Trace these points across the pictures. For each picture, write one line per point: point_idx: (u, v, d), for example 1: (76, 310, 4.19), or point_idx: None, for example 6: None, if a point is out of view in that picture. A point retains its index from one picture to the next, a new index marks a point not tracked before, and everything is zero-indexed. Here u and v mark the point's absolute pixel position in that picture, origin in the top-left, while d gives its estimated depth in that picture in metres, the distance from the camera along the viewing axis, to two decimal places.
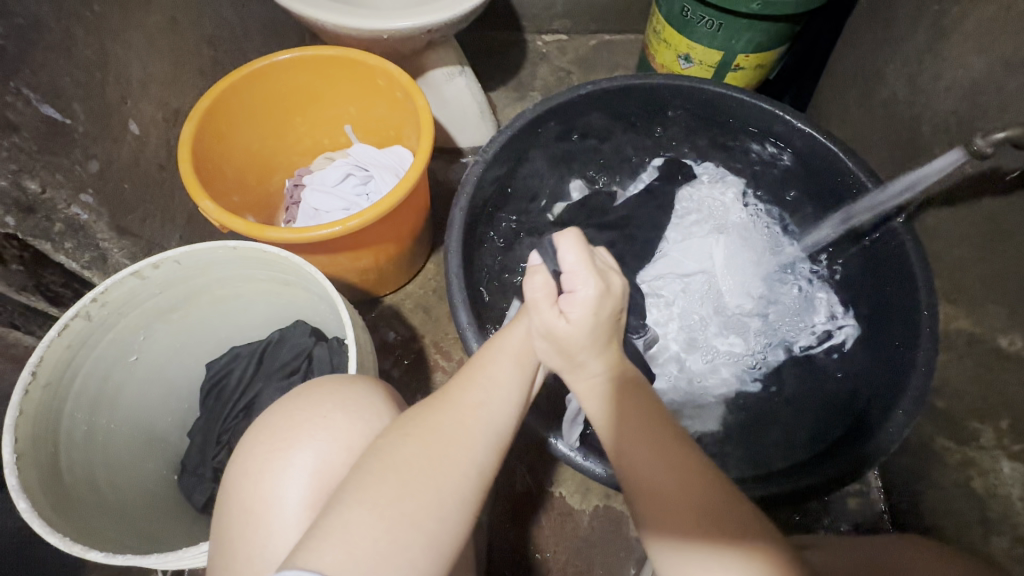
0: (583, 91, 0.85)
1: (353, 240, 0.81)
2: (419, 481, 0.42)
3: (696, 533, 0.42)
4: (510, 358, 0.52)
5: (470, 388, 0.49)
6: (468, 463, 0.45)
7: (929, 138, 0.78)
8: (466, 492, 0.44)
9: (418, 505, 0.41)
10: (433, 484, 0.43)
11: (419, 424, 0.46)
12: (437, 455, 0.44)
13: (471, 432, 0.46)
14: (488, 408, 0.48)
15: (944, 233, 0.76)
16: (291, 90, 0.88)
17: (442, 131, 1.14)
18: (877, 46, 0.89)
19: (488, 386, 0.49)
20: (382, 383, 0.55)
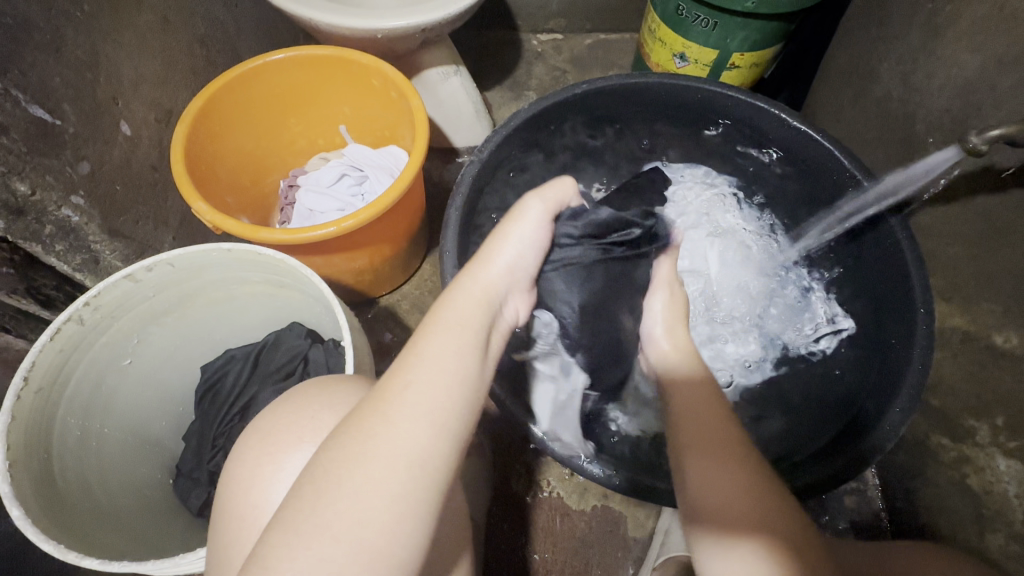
0: (578, 90, 0.85)
1: (348, 241, 0.80)
2: (350, 490, 0.37)
3: (737, 525, 0.48)
4: (444, 329, 0.45)
5: (404, 375, 0.42)
6: (405, 462, 0.38)
7: (924, 136, 0.79)
8: (410, 493, 0.38)
9: (355, 516, 0.36)
10: (370, 491, 0.37)
11: (350, 427, 0.40)
12: (367, 459, 0.38)
13: (404, 424, 0.40)
14: (421, 393, 0.41)
15: (939, 232, 0.77)
16: (284, 90, 0.88)
17: (437, 130, 1.13)
18: (871, 45, 0.89)
19: (418, 367, 0.42)
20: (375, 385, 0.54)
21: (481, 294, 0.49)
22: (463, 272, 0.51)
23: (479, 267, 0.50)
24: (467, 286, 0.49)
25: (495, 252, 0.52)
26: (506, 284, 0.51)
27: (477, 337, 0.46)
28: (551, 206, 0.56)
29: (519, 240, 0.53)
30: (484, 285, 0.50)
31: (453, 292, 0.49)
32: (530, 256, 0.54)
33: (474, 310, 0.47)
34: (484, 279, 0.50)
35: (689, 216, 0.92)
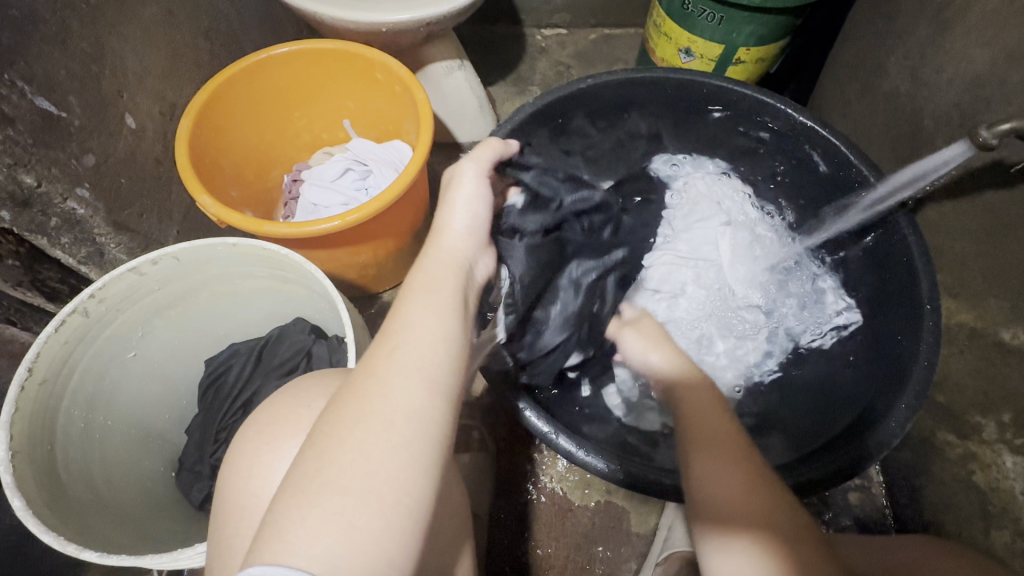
0: (583, 85, 0.85)
1: (353, 235, 0.80)
2: (354, 442, 0.38)
3: (739, 524, 0.48)
4: (421, 291, 0.47)
5: (389, 338, 0.44)
6: (400, 414, 0.39)
7: (932, 131, 0.78)
8: (408, 443, 0.39)
9: (357, 470, 0.37)
10: (369, 446, 0.38)
11: (346, 393, 0.41)
12: (362, 416, 0.39)
13: (393, 380, 0.41)
14: (410, 346, 0.43)
15: (946, 227, 0.76)
16: (288, 85, 0.88)
17: (441, 125, 1.13)
18: (879, 39, 0.88)
19: (403, 327, 0.44)
20: None
21: (444, 258, 0.52)
22: (429, 245, 0.54)
23: (441, 238, 0.54)
24: (433, 254, 0.52)
25: (454, 219, 0.55)
26: (469, 249, 0.54)
27: (451, 294, 0.48)
28: (484, 165, 0.60)
29: (465, 203, 0.56)
30: (449, 252, 0.53)
31: (422, 262, 0.51)
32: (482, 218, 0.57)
33: (438, 270, 0.50)
34: (446, 246, 0.53)
35: (699, 209, 0.91)
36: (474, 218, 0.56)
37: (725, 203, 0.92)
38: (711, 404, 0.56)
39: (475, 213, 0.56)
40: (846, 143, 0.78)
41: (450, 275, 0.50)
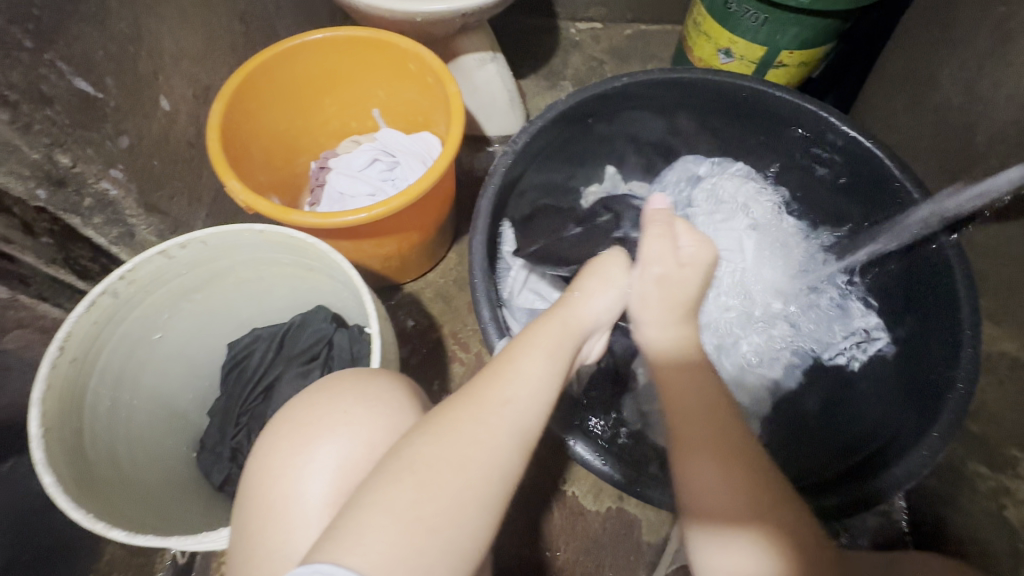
0: (617, 83, 0.82)
1: (379, 227, 0.80)
2: (441, 462, 0.41)
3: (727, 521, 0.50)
4: (541, 348, 0.51)
5: (499, 387, 0.47)
6: (490, 466, 0.43)
7: (984, 149, 0.74)
8: (486, 495, 0.42)
9: (441, 505, 0.40)
10: (456, 489, 0.41)
11: (444, 422, 0.44)
12: (456, 458, 0.42)
13: (496, 432, 0.44)
14: (513, 399, 0.46)
15: (993, 251, 0.72)
16: (320, 71, 0.87)
17: (469, 118, 1.12)
18: (933, 48, 0.84)
19: (512, 381, 0.47)
20: (405, 379, 0.54)
21: (564, 325, 0.54)
22: (561, 303, 0.58)
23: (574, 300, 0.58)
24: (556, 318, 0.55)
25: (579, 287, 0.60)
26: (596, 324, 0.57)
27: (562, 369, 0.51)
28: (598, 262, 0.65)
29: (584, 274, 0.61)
30: (564, 320, 0.55)
31: (548, 317, 0.55)
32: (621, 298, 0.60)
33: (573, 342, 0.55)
34: (577, 311, 0.56)
35: (722, 207, 0.93)
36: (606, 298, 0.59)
37: (756, 208, 0.92)
38: (711, 398, 0.54)
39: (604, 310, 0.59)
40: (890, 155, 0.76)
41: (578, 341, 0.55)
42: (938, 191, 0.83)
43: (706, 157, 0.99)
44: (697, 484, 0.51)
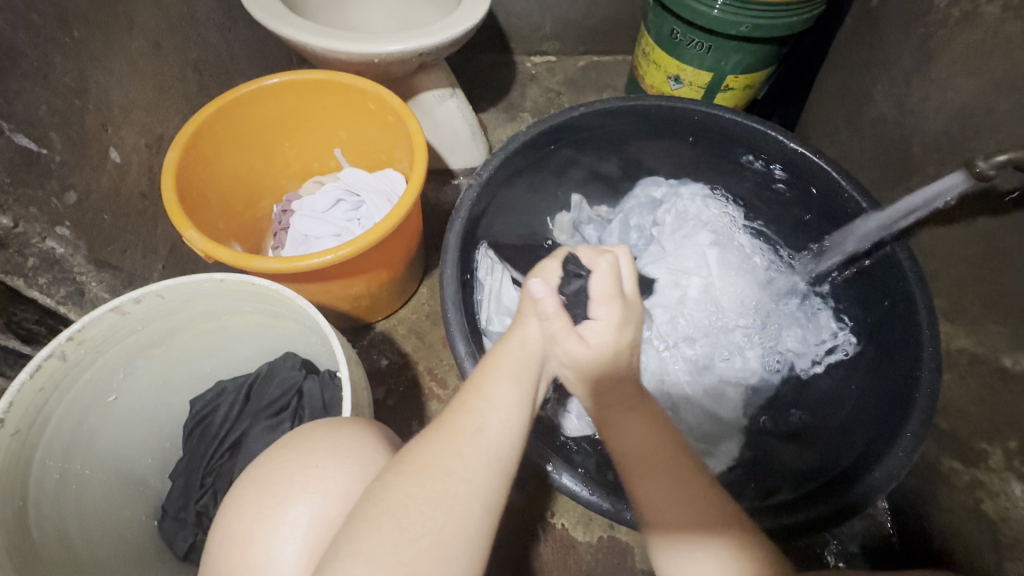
0: (576, 113, 0.85)
1: (347, 267, 0.79)
2: (411, 501, 0.40)
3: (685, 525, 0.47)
4: (504, 374, 0.49)
5: (467, 414, 0.45)
6: (468, 498, 0.41)
7: (921, 158, 0.79)
8: (471, 531, 0.40)
9: (431, 553, 0.38)
10: (443, 531, 0.39)
11: (411, 458, 0.43)
12: (431, 498, 0.40)
13: (470, 462, 0.43)
14: (483, 429, 0.45)
15: (940, 252, 0.76)
16: (277, 115, 0.87)
17: (433, 153, 1.13)
18: (865, 68, 0.90)
19: (483, 409, 0.46)
20: (380, 426, 0.52)
21: (524, 354, 0.50)
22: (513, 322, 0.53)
23: (524, 327, 0.52)
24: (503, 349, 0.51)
25: (523, 313, 0.53)
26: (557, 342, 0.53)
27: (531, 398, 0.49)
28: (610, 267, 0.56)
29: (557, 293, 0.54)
30: (519, 343, 0.51)
31: (510, 335, 0.52)
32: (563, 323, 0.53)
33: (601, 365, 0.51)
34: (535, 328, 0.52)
35: (684, 224, 0.94)
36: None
37: (714, 223, 0.94)
38: (641, 407, 0.52)
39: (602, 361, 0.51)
40: (837, 168, 0.79)
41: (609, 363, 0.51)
42: (883, 200, 0.88)
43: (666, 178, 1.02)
44: (652, 502, 0.49)
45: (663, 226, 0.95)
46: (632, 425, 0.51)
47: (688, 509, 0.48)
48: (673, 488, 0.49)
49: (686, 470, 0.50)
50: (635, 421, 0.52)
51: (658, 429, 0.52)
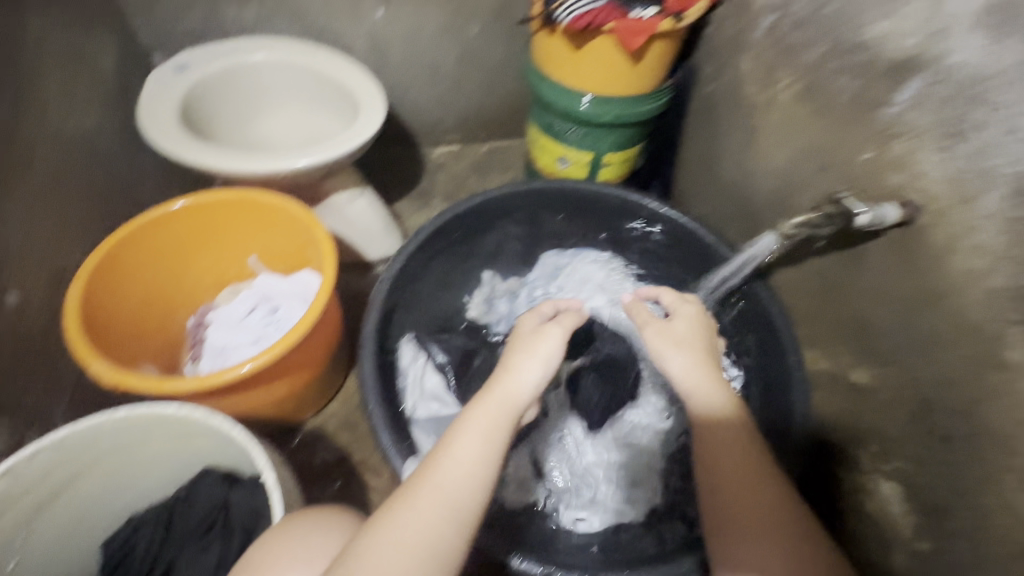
0: (478, 201, 0.97)
1: (265, 376, 0.80)
2: (390, 553, 0.49)
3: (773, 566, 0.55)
4: (479, 426, 0.57)
5: (435, 468, 0.54)
6: (433, 544, 0.50)
7: (765, 213, 0.95)
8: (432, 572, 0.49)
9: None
10: (410, 561, 0.49)
11: (388, 511, 0.53)
12: (404, 531, 0.51)
13: (433, 511, 0.52)
14: (453, 481, 0.54)
15: (792, 289, 0.91)
16: (186, 236, 0.91)
17: (350, 247, 1.19)
18: (712, 141, 1.09)
19: (456, 461, 0.55)
20: (348, 510, 0.62)
21: (498, 406, 0.59)
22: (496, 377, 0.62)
23: (503, 379, 0.60)
24: (483, 399, 0.59)
25: (508, 364, 0.62)
26: (530, 397, 0.61)
27: (497, 443, 0.57)
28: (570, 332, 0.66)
29: (540, 353, 0.62)
30: (499, 397, 0.59)
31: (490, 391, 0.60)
32: (540, 372, 0.62)
33: (706, 388, 0.64)
34: (510, 387, 0.60)
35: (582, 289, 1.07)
36: (527, 374, 0.61)
37: (608, 285, 1.07)
38: (743, 452, 0.61)
39: (711, 378, 0.65)
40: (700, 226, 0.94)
41: (709, 359, 0.67)
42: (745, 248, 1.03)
43: (566, 246, 1.13)
44: (746, 546, 0.56)
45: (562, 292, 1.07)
46: (738, 464, 0.60)
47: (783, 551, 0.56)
48: (765, 533, 0.57)
49: (783, 514, 0.58)
50: (745, 465, 0.60)
51: (753, 475, 0.60)
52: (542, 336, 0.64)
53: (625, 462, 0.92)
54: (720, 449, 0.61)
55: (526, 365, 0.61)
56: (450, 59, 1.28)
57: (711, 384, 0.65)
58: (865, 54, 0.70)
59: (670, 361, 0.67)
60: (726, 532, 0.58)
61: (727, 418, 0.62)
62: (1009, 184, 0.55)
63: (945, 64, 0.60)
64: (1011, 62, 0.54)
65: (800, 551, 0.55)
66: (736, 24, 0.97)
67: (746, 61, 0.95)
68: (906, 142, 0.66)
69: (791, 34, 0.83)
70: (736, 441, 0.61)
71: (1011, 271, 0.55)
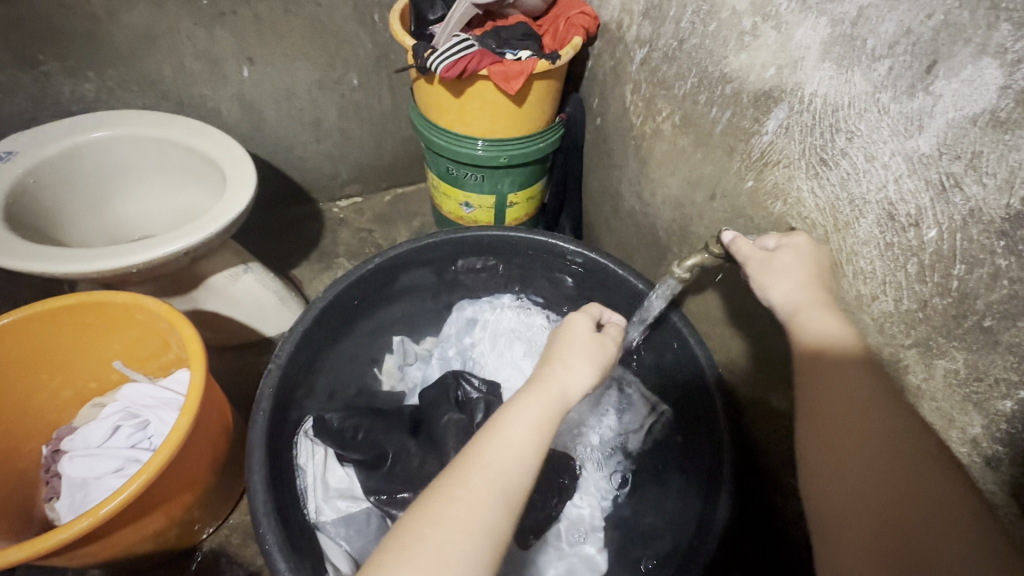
0: (370, 266, 0.87)
1: (131, 515, 0.68)
2: (487, 478, 0.46)
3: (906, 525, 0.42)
4: (565, 377, 0.57)
5: (514, 407, 0.53)
6: (512, 476, 0.47)
7: (668, 242, 0.94)
8: (494, 524, 0.44)
9: (491, 519, 0.44)
10: (486, 500, 0.45)
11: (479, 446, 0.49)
12: (459, 525, 0.43)
13: (514, 446, 0.49)
14: (536, 423, 0.52)
15: (705, 316, 0.89)
16: (21, 356, 0.77)
17: (242, 328, 1.07)
18: (610, 172, 1.07)
19: (536, 403, 0.53)
20: None
21: (550, 390, 0.55)
22: (554, 353, 0.60)
23: (560, 371, 0.57)
24: (542, 387, 0.55)
25: (564, 359, 0.59)
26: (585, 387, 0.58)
27: (548, 433, 0.52)
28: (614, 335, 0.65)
29: (579, 344, 0.61)
30: (556, 386, 0.55)
31: (554, 358, 0.59)
32: (592, 374, 0.59)
33: (828, 335, 0.53)
34: (559, 378, 0.56)
35: (500, 340, 0.99)
36: (586, 375, 0.58)
37: (528, 332, 1.00)
38: (858, 392, 0.50)
39: (831, 320, 0.54)
40: (612, 261, 0.89)
41: (829, 299, 0.57)
42: (657, 277, 1.02)
43: (477, 298, 1.07)
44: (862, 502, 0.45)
45: (481, 348, 1.00)
46: (851, 402, 0.49)
47: (922, 508, 0.43)
48: (890, 484, 0.45)
49: (915, 461, 0.45)
50: (849, 413, 0.49)
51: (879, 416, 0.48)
52: (603, 349, 0.62)
53: (556, 531, 0.83)
54: (835, 399, 0.50)
55: (581, 364, 0.59)
56: (334, 111, 1.21)
57: (833, 324, 0.54)
58: (730, 85, 0.69)
59: (794, 322, 0.56)
60: (832, 494, 0.47)
61: (852, 355, 0.52)
62: (878, 211, 0.54)
63: (802, 94, 0.59)
64: (857, 91, 0.54)
65: (942, 506, 0.42)
66: (613, 57, 0.96)
67: (627, 92, 0.94)
68: (780, 171, 0.65)
69: (661, 66, 0.83)
70: (862, 388, 0.50)
71: (895, 296, 0.55)
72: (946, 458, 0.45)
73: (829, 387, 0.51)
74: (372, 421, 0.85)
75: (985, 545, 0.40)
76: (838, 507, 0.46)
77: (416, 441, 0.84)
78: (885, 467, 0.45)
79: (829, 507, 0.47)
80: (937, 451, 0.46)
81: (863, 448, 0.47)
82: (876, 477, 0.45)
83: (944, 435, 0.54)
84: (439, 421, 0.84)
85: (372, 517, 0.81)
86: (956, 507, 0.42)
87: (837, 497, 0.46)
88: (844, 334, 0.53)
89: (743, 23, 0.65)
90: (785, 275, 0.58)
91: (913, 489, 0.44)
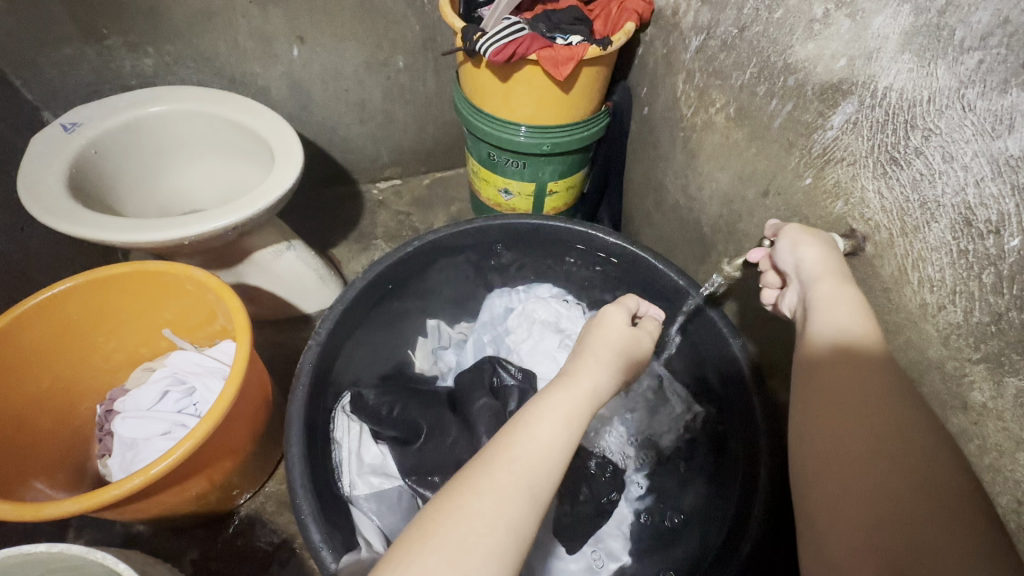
0: (409, 248, 0.88)
1: (176, 477, 0.71)
2: (515, 473, 0.46)
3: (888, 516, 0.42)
4: (597, 371, 0.56)
5: (548, 400, 0.52)
6: (542, 472, 0.47)
7: (713, 238, 0.91)
8: (520, 520, 0.44)
9: (518, 516, 0.44)
10: (516, 495, 0.45)
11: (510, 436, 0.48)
12: (490, 516, 0.43)
13: (545, 440, 0.48)
14: (571, 419, 0.51)
15: (748, 316, 0.86)
16: (82, 318, 0.81)
17: (283, 304, 1.10)
18: (654, 164, 1.04)
19: (566, 397, 0.52)
20: None
21: (580, 382, 0.54)
22: (585, 347, 0.60)
23: (592, 366, 0.56)
24: (573, 382, 0.54)
25: (597, 353, 0.58)
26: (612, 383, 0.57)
27: (577, 426, 0.51)
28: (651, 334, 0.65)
29: (609, 340, 0.60)
30: (586, 378, 0.55)
31: (584, 355, 0.58)
32: (622, 367, 0.59)
33: (845, 329, 0.50)
34: (588, 373, 0.55)
35: (534, 330, 0.98)
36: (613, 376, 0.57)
37: (564, 323, 0.99)
38: (863, 387, 0.48)
39: (850, 313, 0.51)
40: (653, 255, 0.86)
41: (848, 279, 0.54)
42: (698, 273, 0.99)
43: (514, 288, 1.07)
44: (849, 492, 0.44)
45: (516, 337, 0.99)
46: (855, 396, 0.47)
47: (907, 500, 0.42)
48: (879, 476, 0.44)
49: (911, 456, 0.44)
50: (849, 407, 0.47)
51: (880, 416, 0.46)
52: (632, 353, 0.61)
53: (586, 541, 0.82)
54: (838, 391, 0.48)
55: (610, 363, 0.58)
56: (379, 93, 1.22)
57: (850, 313, 0.51)
58: (794, 76, 0.66)
59: (813, 286, 0.55)
60: (818, 482, 0.46)
61: (862, 352, 0.49)
62: (952, 215, 0.51)
63: (875, 87, 0.56)
64: (939, 86, 0.50)
65: (928, 503, 0.42)
66: (666, 44, 0.93)
67: (679, 82, 0.91)
68: (844, 168, 0.62)
69: (718, 55, 0.79)
70: (868, 383, 0.48)
71: (965, 307, 0.52)
72: (945, 455, 0.44)
73: (831, 378, 0.49)
74: (407, 399, 0.87)
75: (966, 541, 0.40)
76: (822, 494, 0.45)
77: (450, 417, 0.86)
78: (895, 468, 0.44)
79: (813, 494, 0.46)
80: (936, 451, 0.44)
81: (860, 443, 0.45)
82: (867, 469, 0.44)
83: (1008, 458, 0.50)
84: (473, 402, 0.84)
85: (404, 493, 0.82)
86: (942, 503, 0.42)
87: (823, 484, 0.46)
88: (860, 331, 0.50)
89: (814, 11, 0.61)
90: (805, 255, 0.57)
91: (903, 481, 0.43)
